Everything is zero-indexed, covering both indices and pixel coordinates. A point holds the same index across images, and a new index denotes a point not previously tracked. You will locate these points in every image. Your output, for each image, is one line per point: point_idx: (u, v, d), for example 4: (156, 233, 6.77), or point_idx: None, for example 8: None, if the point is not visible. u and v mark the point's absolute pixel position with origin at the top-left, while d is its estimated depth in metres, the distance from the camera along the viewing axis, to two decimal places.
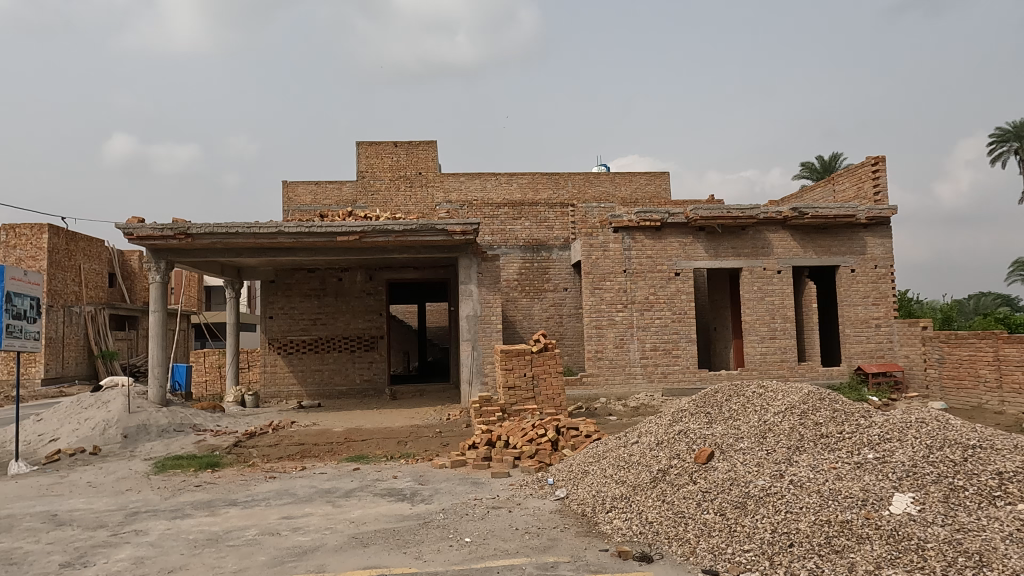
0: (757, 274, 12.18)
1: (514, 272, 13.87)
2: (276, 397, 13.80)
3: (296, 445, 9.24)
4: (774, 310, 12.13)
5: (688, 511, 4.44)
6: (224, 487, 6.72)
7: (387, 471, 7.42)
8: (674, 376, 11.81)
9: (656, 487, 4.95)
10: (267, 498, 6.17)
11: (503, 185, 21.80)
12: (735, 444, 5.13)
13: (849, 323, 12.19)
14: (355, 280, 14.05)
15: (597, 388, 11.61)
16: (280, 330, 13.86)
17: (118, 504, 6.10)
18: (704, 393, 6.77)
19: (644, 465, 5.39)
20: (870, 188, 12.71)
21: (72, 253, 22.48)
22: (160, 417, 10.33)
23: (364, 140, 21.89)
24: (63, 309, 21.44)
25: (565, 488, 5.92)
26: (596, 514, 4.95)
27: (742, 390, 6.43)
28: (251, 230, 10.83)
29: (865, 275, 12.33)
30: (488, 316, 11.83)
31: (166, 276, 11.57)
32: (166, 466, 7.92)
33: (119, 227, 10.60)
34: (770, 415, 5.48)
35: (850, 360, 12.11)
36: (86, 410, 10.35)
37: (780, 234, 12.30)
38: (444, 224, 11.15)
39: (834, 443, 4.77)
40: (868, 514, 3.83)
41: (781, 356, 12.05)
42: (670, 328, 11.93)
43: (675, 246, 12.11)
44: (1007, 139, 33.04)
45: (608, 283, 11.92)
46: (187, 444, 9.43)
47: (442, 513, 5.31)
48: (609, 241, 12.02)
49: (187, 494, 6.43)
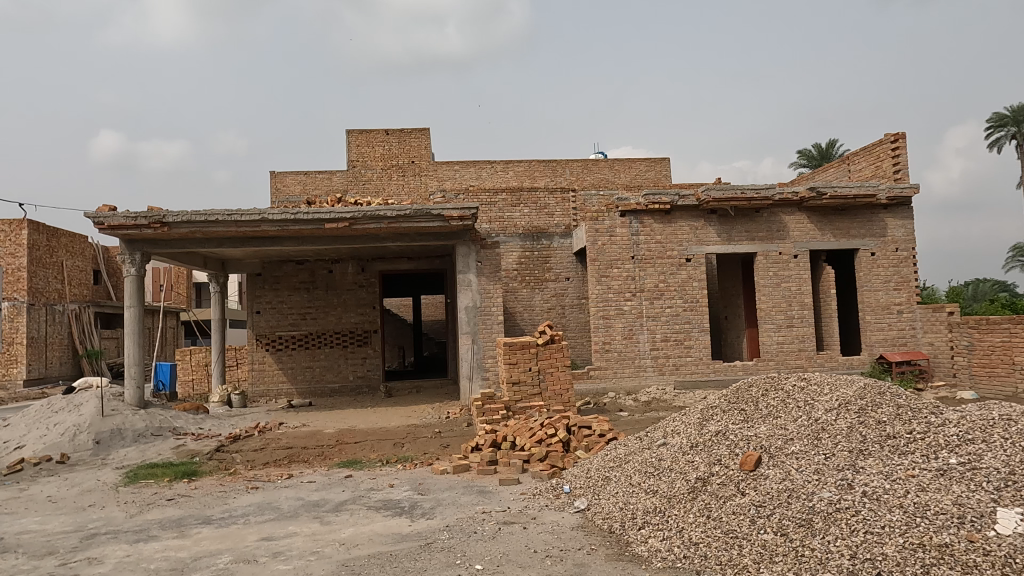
0: (773, 258, 11.49)
1: (514, 261, 13.13)
2: (265, 397, 13.04)
3: (283, 449, 8.50)
4: (791, 297, 11.46)
5: (741, 530, 3.73)
6: (199, 501, 5.97)
7: (383, 478, 6.69)
8: (686, 367, 11.13)
9: (695, 498, 4.24)
10: (246, 514, 5.45)
11: (499, 173, 21.01)
12: (785, 447, 4.42)
13: (870, 309, 11.52)
14: (346, 272, 13.30)
15: (605, 381, 10.94)
16: (268, 325, 13.12)
17: (75, 524, 5.36)
18: (735, 386, 6.08)
19: (678, 473, 4.67)
20: (890, 167, 12.04)
21: (54, 249, 21.55)
22: (136, 420, 9.54)
23: (353, 128, 21.08)
24: (46, 307, 20.56)
25: (585, 498, 5.22)
26: (627, 534, 4.25)
27: (780, 384, 5.73)
28: (232, 217, 10.03)
29: (885, 259, 11.68)
30: (488, 308, 11.11)
31: (141, 269, 10.76)
32: (139, 476, 7.18)
33: (88, 215, 9.81)
34: (821, 412, 4.77)
35: (871, 348, 11.47)
36: (56, 414, 9.59)
37: (796, 216, 11.61)
38: (440, 209, 10.38)
39: (904, 446, 4.08)
40: (972, 536, 3.13)
41: (799, 345, 11.40)
42: (682, 317, 11.24)
43: (686, 230, 11.40)
44: (1005, 124, 32.44)
45: (616, 270, 11.18)
46: (164, 451, 8.66)
47: (447, 532, 4.60)
48: (615, 226, 11.26)
49: (157, 511, 5.68)
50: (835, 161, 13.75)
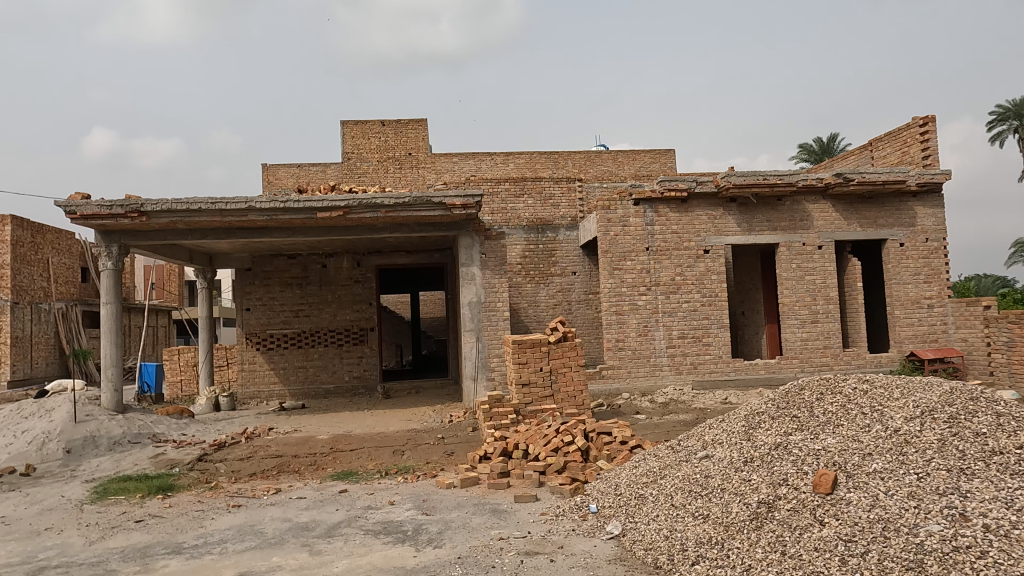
0: (796, 250, 10.78)
1: (518, 255, 12.36)
2: (255, 399, 12.28)
3: (272, 458, 7.75)
4: (816, 290, 10.76)
5: (829, 573, 2.99)
6: (171, 523, 5.21)
7: (382, 493, 5.92)
8: (705, 366, 10.42)
9: (761, 529, 3.51)
10: (224, 540, 4.69)
11: (500, 165, 20.26)
12: (864, 465, 3.69)
13: (898, 304, 10.87)
14: (341, 267, 12.53)
15: (619, 382, 10.23)
16: (259, 323, 12.35)
17: (23, 555, 4.60)
18: (784, 389, 5.36)
19: (734, 495, 3.93)
20: (919, 152, 11.33)
21: (40, 246, 20.64)
22: (113, 426, 8.77)
23: (348, 119, 20.31)
24: (31, 306, 19.72)
25: (618, 521, 4.50)
26: (678, 572, 3.53)
27: (837, 387, 5.00)
28: (215, 206, 9.23)
29: (915, 250, 11.00)
30: (493, 303, 10.37)
31: (119, 263, 9.98)
32: (108, 492, 6.41)
33: (59, 204, 9.01)
34: (898, 421, 4.06)
35: (901, 345, 10.81)
36: (26, 420, 8.83)
37: (821, 204, 10.90)
38: (442, 197, 9.62)
39: (1016, 465, 3.37)
40: None
41: (824, 342, 10.71)
42: (700, 313, 10.52)
43: (704, 220, 10.68)
44: (1007, 118, 31.77)
45: (629, 263, 10.44)
46: (141, 461, 7.89)
47: (459, 566, 3.86)
48: (629, 216, 10.51)
49: (121, 537, 4.93)
50: (856, 148, 13.08)
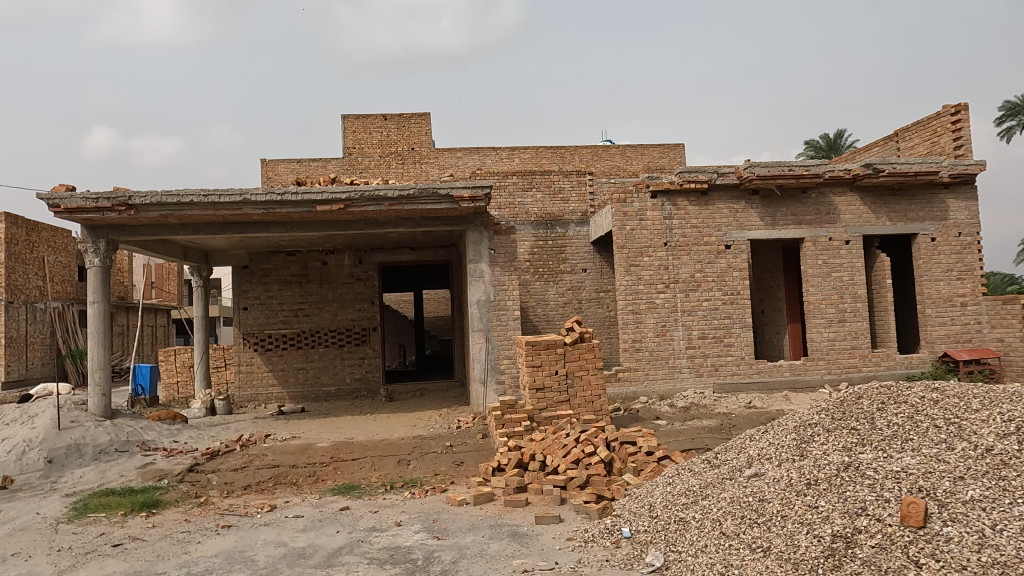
0: (822, 245, 10.21)
1: (526, 251, 11.81)
2: (253, 402, 11.72)
3: (268, 469, 7.20)
4: (843, 288, 10.19)
5: None
6: (152, 548, 4.66)
7: (388, 512, 5.36)
8: (727, 368, 9.87)
9: (841, 570, 2.96)
10: (209, 571, 4.14)
11: (504, 161, 19.72)
12: (959, 492, 3.13)
13: (930, 301, 10.31)
14: (342, 263, 11.97)
15: (636, 385, 9.68)
16: (257, 323, 11.81)
17: None
18: (838, 397, 4.77)
19: (800, 525, 3.37)
20: (950, 142, 10.74)
21: (36, 244, 20.10)
22: (99, 433, 8.22)
23: (349, 113, 19.72)
24: (26, 305, 19.16)
25: (657, 549, 3.95)
26: None
27: (902, 396, 4.42)
28: (208, 198, 8.67)
29: (947, 244, 10.43)
30: (503, 302, 9.79)
31: (107, 260, 9.42)
32: (88, 509, 5.86)
33: (41, 197, 8.46)
34: (989, 440, 3.50)
35: (932, 346, 10.26)
36: (6, 427, 8.28)
37: (848, 196, 10.32)
38: (449, 188, 9.02)
39: None
40: None
41: (852, 343, 10.13)
42: (721, 312, 9.95)
43: (725, 214, 10.10)
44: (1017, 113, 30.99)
45: (646, 259, 9.87)
46: (128, 471, 7.35)
47: None
48: (646, 209, 9.94)
49: (94, 565, 4.37)
50: (881, 139, 12.50)
